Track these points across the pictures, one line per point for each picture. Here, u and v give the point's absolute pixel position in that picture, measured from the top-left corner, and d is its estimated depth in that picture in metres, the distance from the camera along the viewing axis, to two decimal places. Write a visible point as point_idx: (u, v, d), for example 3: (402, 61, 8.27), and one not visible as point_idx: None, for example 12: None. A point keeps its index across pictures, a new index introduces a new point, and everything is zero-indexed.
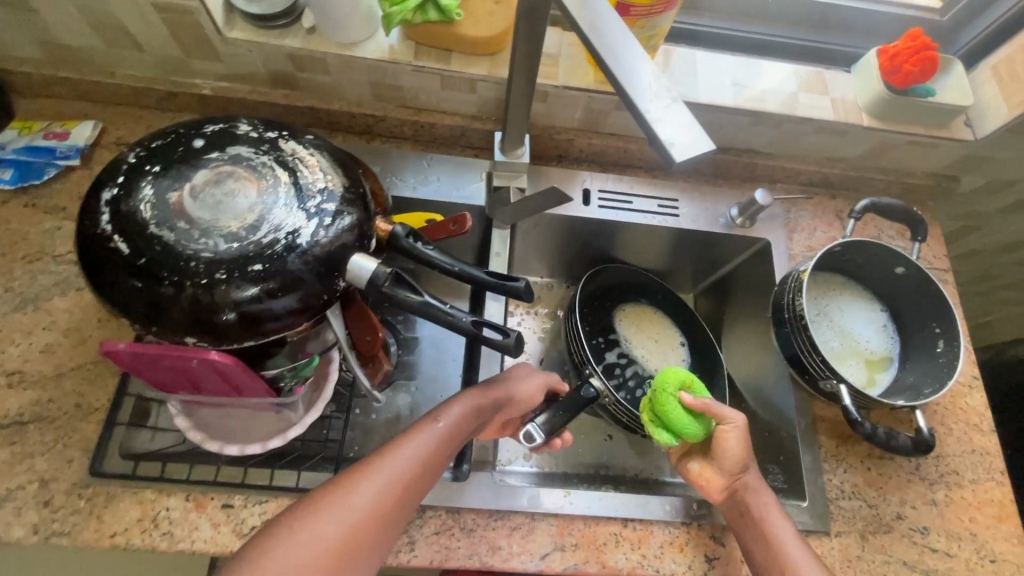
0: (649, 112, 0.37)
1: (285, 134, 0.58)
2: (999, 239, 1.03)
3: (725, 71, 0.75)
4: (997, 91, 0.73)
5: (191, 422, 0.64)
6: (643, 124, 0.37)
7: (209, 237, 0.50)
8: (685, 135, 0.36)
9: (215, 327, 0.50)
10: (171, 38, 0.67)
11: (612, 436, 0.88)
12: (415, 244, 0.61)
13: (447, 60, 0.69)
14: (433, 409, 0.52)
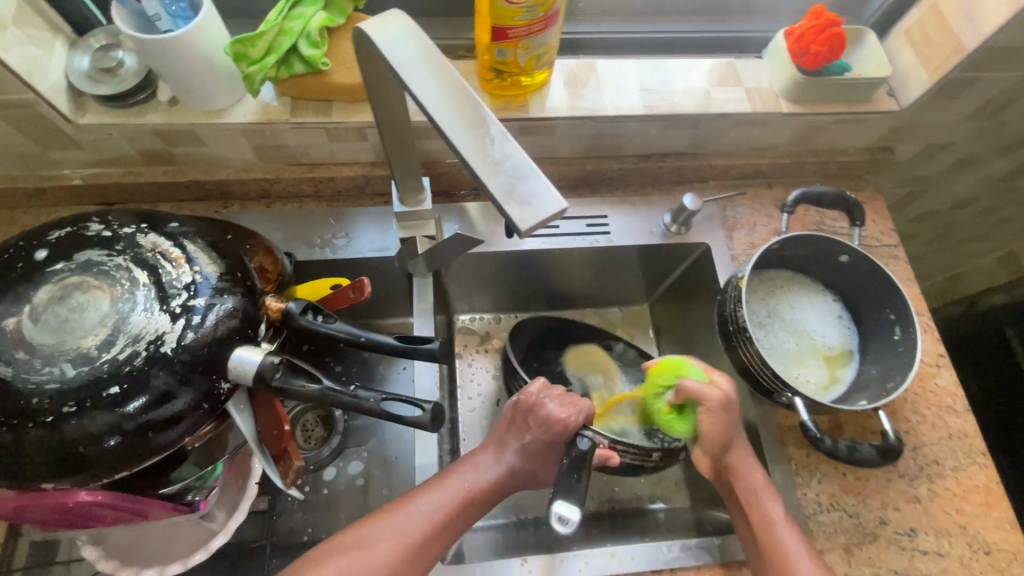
0: (492, 181, 0.35)
1: (145, 226, 0.52)
2: (949, 198, 1.00)
3: (631, 76, 0.70)
4: (914, 57, 0.69)
5: (102, 549, 0.58)
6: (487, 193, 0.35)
7: (53, 365, 0.44)
8: (532, 198, 0.35)
9: (77, 465, 0.44)
10: (17, 135, 0.60)
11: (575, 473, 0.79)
12: (313, 319, 0.56)
13: (327, 111, 0.64)
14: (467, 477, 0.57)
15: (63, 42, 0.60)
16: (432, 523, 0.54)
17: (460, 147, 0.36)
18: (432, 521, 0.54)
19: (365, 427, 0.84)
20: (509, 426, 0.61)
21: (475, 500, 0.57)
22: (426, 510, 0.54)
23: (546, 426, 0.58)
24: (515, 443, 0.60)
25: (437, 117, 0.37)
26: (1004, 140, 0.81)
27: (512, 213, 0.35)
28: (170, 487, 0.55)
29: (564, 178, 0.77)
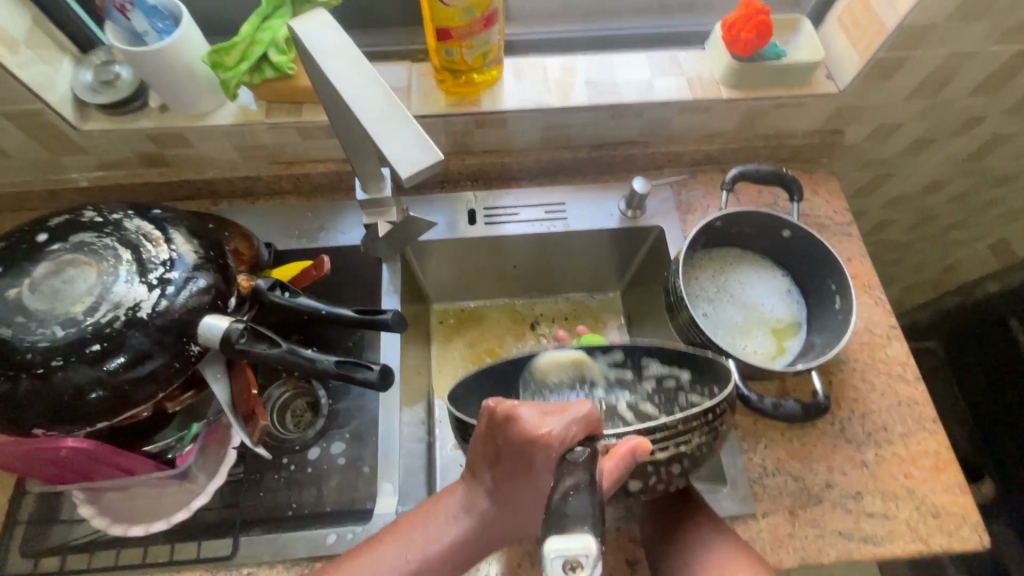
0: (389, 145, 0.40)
1: (132, 213, 0.60)
2: (916, 181, 1.01)
3: (577, 72, 0.77)
4: (846, 41, 0.73)
5: (97, 509, 0.64)
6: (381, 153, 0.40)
7: (46, 326, 0.51)
8: (417, 156, 0.40)
9: (64, 413, 0.51)
10: (32, 141, 0.69)
11: None
12: (281, 295, 0.62)
13: (299, 112, 0.71)
14: (430, 525, 0.45)
15: (70, 60, 0.69)
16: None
17: (362, 116, 0.41)
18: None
19: (350, 410, 0.74)
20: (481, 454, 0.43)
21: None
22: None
23: (517, 462, 0.40)
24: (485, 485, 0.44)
25: (345, 92, 0.42)
26: (954, 118, 0.83)
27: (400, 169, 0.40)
28: (152, 446, 0.63)
29: (523, 169, 0.82)
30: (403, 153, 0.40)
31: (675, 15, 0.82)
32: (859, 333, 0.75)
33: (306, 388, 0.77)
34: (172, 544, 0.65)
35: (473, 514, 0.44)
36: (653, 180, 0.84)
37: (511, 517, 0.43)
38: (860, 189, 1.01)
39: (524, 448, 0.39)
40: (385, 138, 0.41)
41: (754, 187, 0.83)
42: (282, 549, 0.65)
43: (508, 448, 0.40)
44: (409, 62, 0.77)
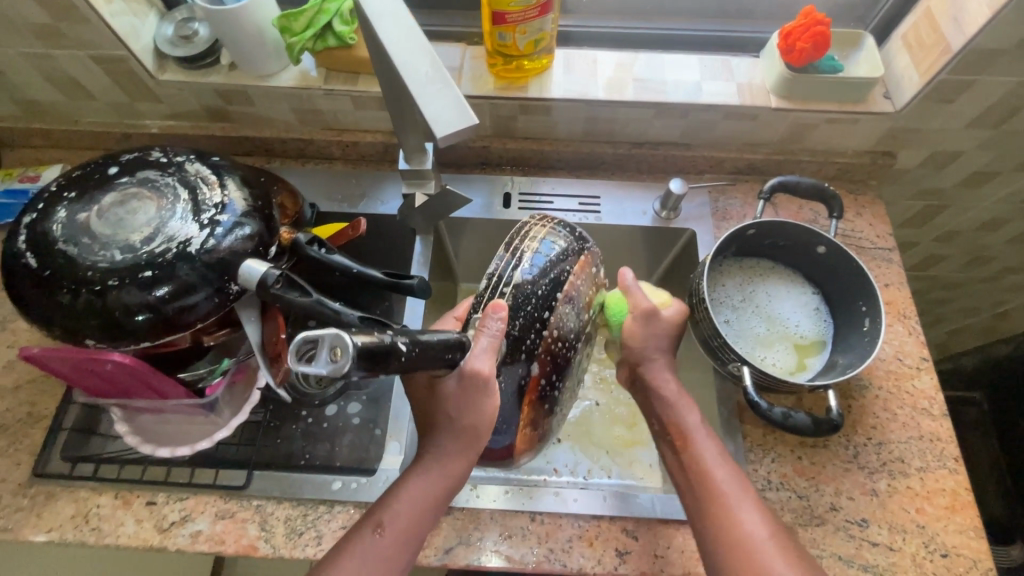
0: (430, 110, 0.44)
1: (193, 158, 0.64)
2: (974, 217, 0.97)
3: (627, 68, 0.78)
4: (909, 60, 0.72)
5: (130, 428, 0.69)
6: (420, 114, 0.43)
7: (107, 250, 0.56)
8: (452, 119, 0.43)
9: (113, 329, 0.56)
10: (114, 85, 0.76)
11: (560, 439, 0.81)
12: (318, 250, 0.65)
13: (354, 81, 0.75)
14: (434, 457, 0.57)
15: (155, 14, 0.75)
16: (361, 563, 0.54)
17: (409, 80, 0.44)
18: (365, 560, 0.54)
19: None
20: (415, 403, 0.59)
21: (397, 514, 0.56)
22: (355, 549, 0.54)
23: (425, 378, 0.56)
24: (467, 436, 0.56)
25: (394, 54, 0.45)
26: (1018, 153, 0.80)
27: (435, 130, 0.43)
28: (187, 373, 0.67)
29: (562, 159, 0.84)
30: (442, 117, 0.43)
31: (732, 20, 0.82)
32: (887, 360, 0.73)
33: None
34: (192, 468, 0.69)
35: (432, 445, 0.58)
36: (691, 183, 0.84)
37: (454, 428, 0.56)
38: (910, 217, 0.98)
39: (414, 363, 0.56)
40: (427, 101, 0.44)
41: (795, 201, 0.81)
42: (290, 488, 0.69)
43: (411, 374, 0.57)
44: (464, 44, 0.79)
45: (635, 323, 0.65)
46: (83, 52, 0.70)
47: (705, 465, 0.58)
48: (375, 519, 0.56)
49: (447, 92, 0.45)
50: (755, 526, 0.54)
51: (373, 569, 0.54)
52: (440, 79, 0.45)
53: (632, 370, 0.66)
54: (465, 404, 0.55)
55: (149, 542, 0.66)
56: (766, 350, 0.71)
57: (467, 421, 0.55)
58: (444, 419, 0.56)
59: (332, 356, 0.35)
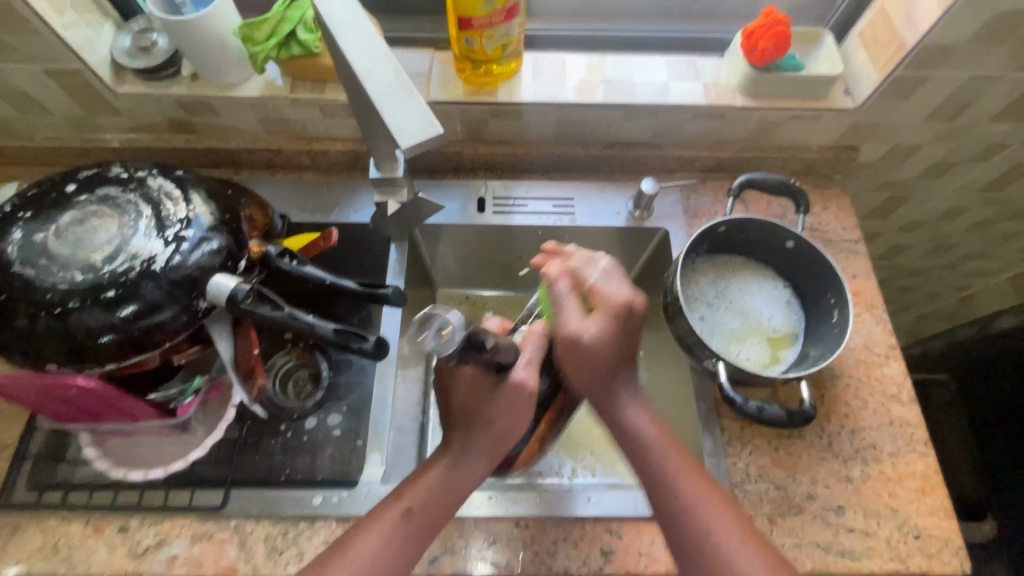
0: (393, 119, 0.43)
1: (156, 172, 0.63)
2: (934, 207, 1.00)
3: (595, 70, 0.78)
4: (866, 57, 0.74)
5: (101, 451, 0.67)
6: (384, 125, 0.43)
7: (66, 270, 0.55)
8: (416, 126, 0.43)
9: (75, 353, 0.54)
10: (70, 99, 0.73)
11: None
12: (290, 262, 0.64)
13: (321, 90, 0.74)
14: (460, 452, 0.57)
15: (111, 25, 0.73)
16: (380, 548, 0.53)
17: (372, 92, 0.44)
18: (383, 545, 0.53)
19: (350, 383, 0.77)
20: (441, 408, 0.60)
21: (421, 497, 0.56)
22: (376, 535, 0.54)
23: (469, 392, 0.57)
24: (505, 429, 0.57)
25: (356, 65, 0.45)
26: (973, 144, 0.83)
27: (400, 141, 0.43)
28: (158, 394, 0.67)
29: (535, 162, 0.84)
30: (408, 129, 0.42)
31: (697, 21, 0.83)
32: (857, 349, 0.75)
33: (309, 359, 0.79)
34: (166, 490, 0.67)
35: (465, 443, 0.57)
36: (663, 182, 0.85)
37: (490, 437, 0.57)
38: (875, 209, 1.00)
39: (457, 374, 0.57)
40: (392, 113, 0.43)
41: (764, 197, 0.83)
42: (269, 505, 0.67)
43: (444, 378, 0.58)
44: (432, 50, 0.79)
45: (600, 323, 0.59)
46: (35, 66, 0.68)
47: (667, 483, 0.57)
48: (402, 504, 0.56)
49: (411, 101, 0.44)
50: (728, 535, 0.54)
51: (390, 552, 0.53)
52: (402, 88, 0.44)
53: (586, 377, 0.60)
54: (504, 411, 0.57)
55: (123, 570, 0.64)
56: (742, 345, 0.72)
57: (505, 433, 0.58)
58: (479, 425, 0.57)
59: (439, 332, 0.47)
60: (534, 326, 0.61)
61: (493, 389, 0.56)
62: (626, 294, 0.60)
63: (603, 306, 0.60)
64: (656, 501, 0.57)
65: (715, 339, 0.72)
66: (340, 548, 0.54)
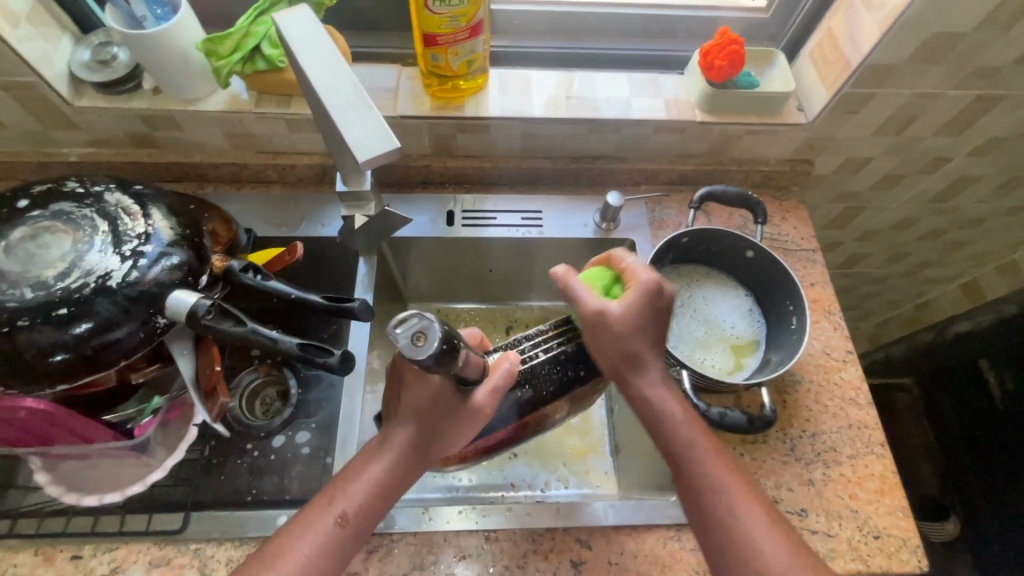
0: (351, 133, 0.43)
1: (114, 187, 0.62)
2: (887, 217, 1.04)
3: (560, 86, 0.80)
4: (816, 75, 0.77)
5: (52, 477, 0.64)
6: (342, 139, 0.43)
7: (16, 288, 0.53)
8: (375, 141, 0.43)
9: (24, 373, 0.52)
10: (25, 112, 0.72)
11: (516, 454, 0.82)
12: (253, 277, 0.63)
13: (287, 104, 0.74)
14: (392, 449, 0.56)
15: (69, 38, 0.72)
16: (316, 550, 0.51)
17: (331, 107, 0.44)
18: (318, 550, 0.51)
19: (320, 400, 0.76)
20: (392, 406, 0.58)
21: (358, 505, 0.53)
22: (311, 539, 0.52)
23: (426, 401, 0.55)
24: (444, 437, 0.55)
25: (316, 82, 0.45)
26: (920, 157, 0.87)
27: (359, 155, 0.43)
28: (116, 415, 0.65)
29: (503, 176, 0.85)
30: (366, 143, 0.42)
31: (658, 40, 0.86)
32: (816, 355, 0.77)
33: (277, 376, 0.78)
34: (123, 515, 0.65)
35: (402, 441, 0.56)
36: (629, 195, 0.87)
37: (428, 440, 0.55)
38: (832, 220, 1.04)
39: (423, 377, 0.55)
40: (352, 128, 0.43)
41: (725, 209, 0.86)
42: (232, 527, 0.65)
43: (406, 379, 0.56)
44: (399, 65, 0.80)
45: (625, 302, 0.59)
46: None
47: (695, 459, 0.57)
48: (338, 508, 0.53)
49: (370, 115, 0.44)
50: (773, 547, 0.52)
51: (323, 559, 0.51)
52: (361, 103, 0.44)
53: (611, 353, 0.60)
54: (453, 428, 0.55)
55: None
56: (706, 353, 0.74)
57: (442, 447, 0.56)
58: (422, 434, 0.55)
59: (415, 339, 0.42)
60: (502, 360, 0.57)
61: (450, 405, 0.54)
62: (659, 275, 0.61)
63: (636, 284, 0.60)
64: (693, 489, 0.56)
65: (680, 349, 0.74)
66: (279, 544, 0.52)
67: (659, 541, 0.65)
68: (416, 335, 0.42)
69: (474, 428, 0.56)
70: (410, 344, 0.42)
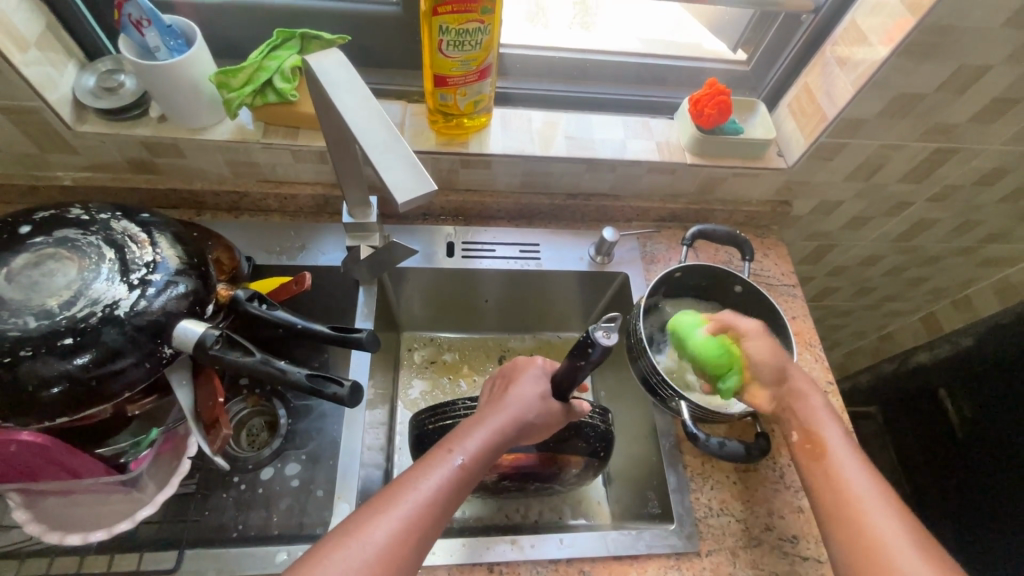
0: (386, 170, 0.45)
1: (120, 215, 0.61)
2: (855, 255, 1.12)
3: (559, 127, 0.84)
4: (795, 125, 0.84)
5: (33, 515, 0.60)
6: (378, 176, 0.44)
7: (18, 316, 0.52)
8: (411, 178, 0.44)
9: (22, 405, 0.51)
10: (23, 136, 0.70)
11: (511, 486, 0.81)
12: (258, 306, 0.63)
13: (295, 136, 0.75)
14: (497, 420, 0.58)
15: (74, 64, 0.72)
16: (438, 490, 0.52)
17: (366, 145, 0.46)
18: (438, 490, 0.52)
19: (309, 430, 0.75)
20: (496, 395, 0.62)
21: (475, 457, 0.55)
22: (433, 479, 0.52)
23: (533, 401, 0.60)
24: (540, 427, 0.61)
25: (352, 122, 0.47)
26: (886, 201, 0.94)
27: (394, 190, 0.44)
28: (107, 449, 0.63)
29: (502, 209, 0.88)
30: (402, 180, 0.44)
31: (648, 86, 0.92)
32: None
33: (266, 407, 0.77)
34: (111, 555, 0.63)
35: (510, 416, 0.59)
36: (622, 231, 0.91)
37: (529, 425, 0.60)
38: (806, 256, 1.11)
39: (535, 381, 0.62)
40: (386, 166, 0.45)
41: (711, 245, 0.91)
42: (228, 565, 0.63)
43: (523, 375, 0.63)
44: (404, 102, 0.82)
45: (756, 346, 0.67)
46: None
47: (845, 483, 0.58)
48: (454, 458, 0.54)
49: (404, 154, 0.46)
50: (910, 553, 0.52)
51: (440, 498, 0.51)
52: (396, 141, 0.46)
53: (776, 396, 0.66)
54: (546, 426, 0.61)
55: None
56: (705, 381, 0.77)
57: (525, 441, 0.61)
58: (524, 422, 0.59)
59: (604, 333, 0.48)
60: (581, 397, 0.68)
61: (550, 409, 0.61)
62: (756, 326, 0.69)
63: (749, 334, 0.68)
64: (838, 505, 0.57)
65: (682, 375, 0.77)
66: (412, 475, 0.52)
67: (659, 570, 0.67)
68: (606, 329, 0.48)
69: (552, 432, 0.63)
70: (604, 333, 0.48)
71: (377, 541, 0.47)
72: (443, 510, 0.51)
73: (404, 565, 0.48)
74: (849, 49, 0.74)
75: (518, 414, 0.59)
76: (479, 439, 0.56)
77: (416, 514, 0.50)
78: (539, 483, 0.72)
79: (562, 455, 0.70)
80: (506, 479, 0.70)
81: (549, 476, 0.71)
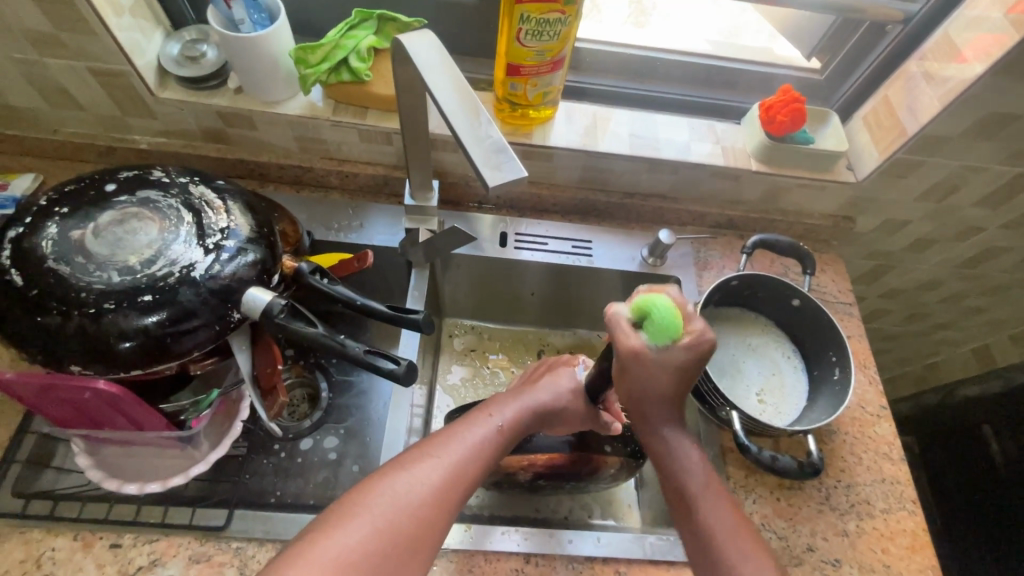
0: (474, 151, 0.45)
1: (197, 180, 0.63)
2: (915, 277, 1.08)
3: (623, 124, 0.83)
4: (869, 138, 0.81)
5: (93, 461, 0.63)
6: (466, 157, 0.44)
7: (104, 270, 0.54)
8: (500, 161, 0.44)
9: (100, 354, 0.53)
10: (108, 98, 0.73)
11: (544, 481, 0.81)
12: (320, 279, 0.63)
13: (364, 116, 0.76)
14: (531, 400, 0.63)
15: (161, 32, 0.74)
16: (479, 444, 0.57)
17: (456, 126, 0.46)
18: (478, 447, 0.56)
19: (349, 407, 0.76)
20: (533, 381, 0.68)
21: (511, 423, 0.60)
22: (475, 435, 0.57)
23: (565, 393, 0.65)
24: (569, 416, 0.65)
25: (443, 103, 0.47)
26: (955, 224, 0.90)
27: (484, 171, 0.44)
28: (169, 405, 0.64)
29: (557, 204, 0.88)
30: (490, 162, 0.44)
31: (716, 89, 0.90)
32: (851, 408, 0.79)
33: (308, 379, 0.79)
34: (165, 507, 0.65)
35: (544, 397, 0.64)
36: (677, 234, 0.89)
37: (558, 411, 0.64)
38: (862, 275, 1.07)
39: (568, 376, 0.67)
40: (474, 147, 0.45)
41: (768, 256, 0.88)
42: (273, 528, 0.65)
43: (558, 367, 0.68)
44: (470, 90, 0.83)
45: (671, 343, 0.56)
46: (80, 63, 0.68)
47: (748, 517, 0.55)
48: (495, 420, 0.59)
49: (492, 136, 0.46)
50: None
51: (479, 453, 0.56)
52: (485, 124, 0.46)
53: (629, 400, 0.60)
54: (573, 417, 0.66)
55: None
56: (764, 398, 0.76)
57: (552, 425, 0.66)
58: (554, 407, 0.64)
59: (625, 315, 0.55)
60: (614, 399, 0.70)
61: (580, 405, 0.65)
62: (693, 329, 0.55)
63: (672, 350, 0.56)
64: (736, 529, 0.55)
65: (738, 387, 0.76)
66: (431, 446, 0.55)
67: None
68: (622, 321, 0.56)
69: (575, 428, 0.67)
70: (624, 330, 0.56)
71: (425, 482, 0.52)
72: (486, 463, 0.56)
73: (450, 507, 0.52)
74: (939, 63, 0.71)
75: (550, 399, 0.64)
76: (514, 409, 0.61)
77: (461, 463, 0.55)
78: (574, 481, 0.70)
79: (597, 455, 0.69)
80: (540, 477, 0.69)
81: (584, 475, 0.69)
